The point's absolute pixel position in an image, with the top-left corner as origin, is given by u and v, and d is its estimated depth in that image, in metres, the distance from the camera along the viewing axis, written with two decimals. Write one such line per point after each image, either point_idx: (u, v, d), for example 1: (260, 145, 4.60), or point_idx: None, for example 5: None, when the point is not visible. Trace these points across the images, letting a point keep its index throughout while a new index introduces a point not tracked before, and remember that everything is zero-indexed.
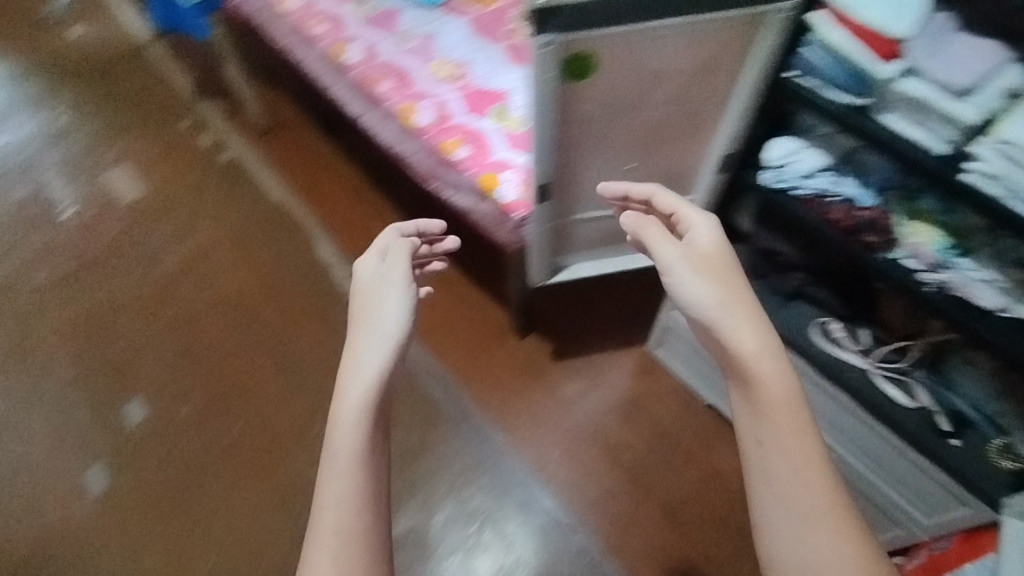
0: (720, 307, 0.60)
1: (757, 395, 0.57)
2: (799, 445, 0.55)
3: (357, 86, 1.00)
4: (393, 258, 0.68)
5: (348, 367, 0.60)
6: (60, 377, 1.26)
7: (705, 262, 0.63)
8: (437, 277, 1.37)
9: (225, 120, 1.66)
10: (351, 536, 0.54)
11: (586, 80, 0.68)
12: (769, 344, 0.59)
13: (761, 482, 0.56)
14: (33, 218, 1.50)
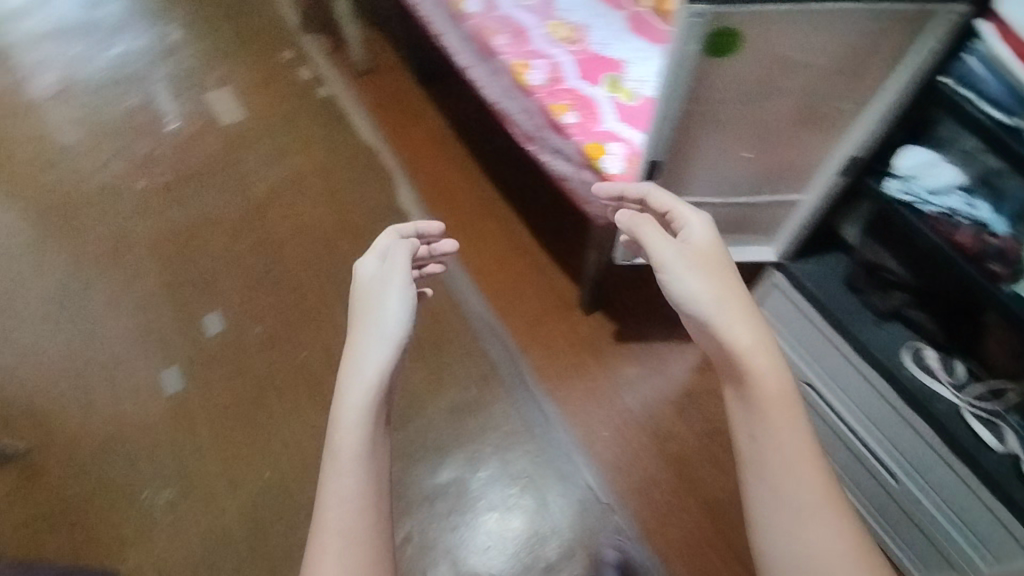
0: (714, 302, 0.67)
1: (753, 391, 0.63)
2: (790, 438, 0.61)
3: (471, 35, 0.98)
4: (393, 260, 0.75)
5: (349, 372, 0.66)
6: (150, 279, 1.34)
7: (699, 259, 0.70)
8: (512, 240, 1.38)
9: (327, 56, 1.69)
10: (355, 532, 0.60)
11: (727, 59, 0.65)
12: (762, 340, 0.65)
13: (757, 473, 0.62)
14: (139, 126, 1.58)
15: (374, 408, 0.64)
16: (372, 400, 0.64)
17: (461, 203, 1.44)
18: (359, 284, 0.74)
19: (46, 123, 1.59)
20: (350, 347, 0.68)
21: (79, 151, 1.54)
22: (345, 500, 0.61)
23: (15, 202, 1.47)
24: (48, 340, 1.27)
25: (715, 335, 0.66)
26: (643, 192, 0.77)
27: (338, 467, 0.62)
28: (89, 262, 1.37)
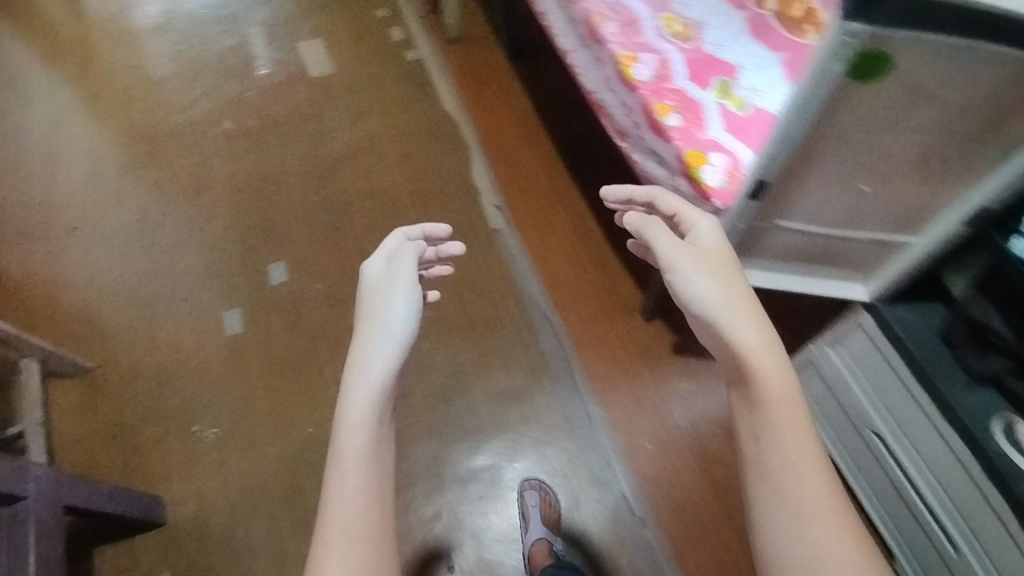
0: (721, 303, 0.64)
1: (758, 395, 0.60)
2: (792, 442, 0.59)
3: (579, 17, 0.93)
4: (400, 261, 0.72)
5: (353, 374, 0.65)
6: (225, 221, 1.37)
7: (709, 260, 0.67)
8: (581, 235, 1.34)
9: (421, 20, 1.68)
10: (357, 537, 0.59)
11: (870, 85, 0.56)
12: (766, 342, 0.62)
13: (758, 476, 0.59)
14: (233, 67, 1.61)
15: (377, 412, 0.64)
16: (376, 403, 0.64)
17: (535, 188, 1.41)
18: (366, 286, 0.72)
19: (146, 53, 1.64)
20: (354, 350, 0.67)
21: (173, 85, 1.58)
22: (348, 503, 0.60)
23: (108, 126, 1.52)
24: (123, 265, 1.32)
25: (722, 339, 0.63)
26: (652, 195, 0.74)
27: (342, 466, 0.62)
28: (169, 196, 1.41)
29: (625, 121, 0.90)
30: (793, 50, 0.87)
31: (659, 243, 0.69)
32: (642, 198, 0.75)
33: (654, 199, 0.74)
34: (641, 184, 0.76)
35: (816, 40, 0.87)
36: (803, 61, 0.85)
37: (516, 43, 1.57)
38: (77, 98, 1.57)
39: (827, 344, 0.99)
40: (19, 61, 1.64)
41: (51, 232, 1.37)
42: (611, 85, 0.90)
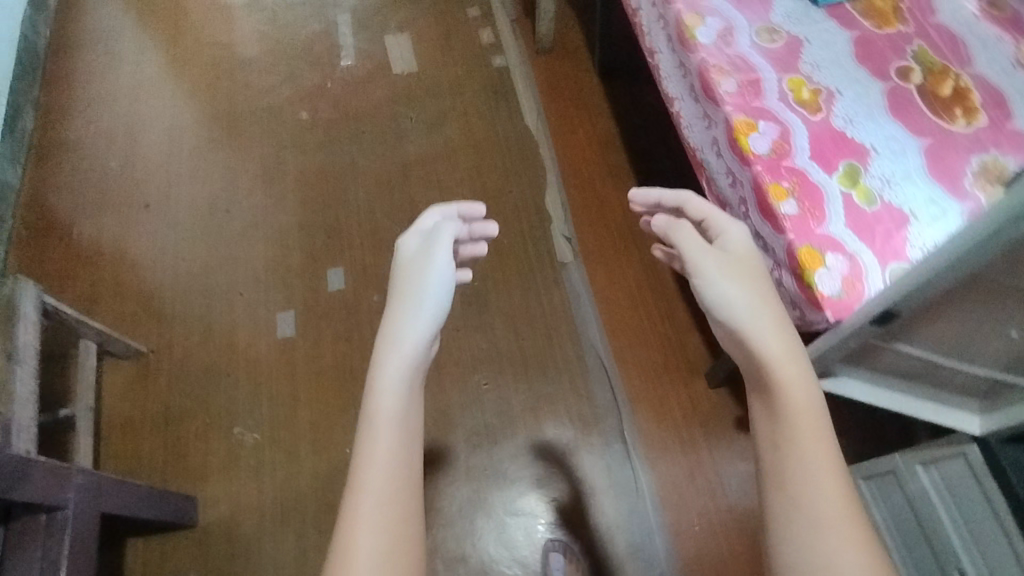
0: (747, 308, 0.64)
1: (778, 400, 0.59)
2: (813, 454, 0.56)
3: (694, 69, 0.84)
4: (436, 238, 0.71)
5: (388, 341, 0.65)
6: (291, 216, 1.35)
7: (738, 267, 0.66)
8: (652, 281, 1.26)
9: (512, 24, 1.60)
10: (388, 502, 0.57)
11: None
12: (792, 350, 0.61)
13: (776, 485, 0.56)
14: (317, 54, 1.57)
15: (410, 382, 0.63)
16: (409, 372, 0.63)
17: (609, 223, 1.33)
18: (399, 263, 0.72)
19: (234, 30, 1.63)
20: (385, 323, 0.66)
21: (257, 67, 1.56)
22: (383, 467, 0.58)
23: (191, 103, 1.52)
24: (189, 250, 1.32)
25: (749, 346, 0.62)
26: (681, 199, 0.75)
27: (371, 433, 0.60)
28: (241, 183, 1.40)
29: (730, 191, 0.81)
30: (937, 135, 0.75)
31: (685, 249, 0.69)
32: (671, 203, 0.75)
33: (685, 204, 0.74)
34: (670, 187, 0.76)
35: (967, 128, 0.76)
36: (948, 150, 0.74)
37: (609, 61, 1.47)
38: (164, 69, 1.57)
39: (918, 462, 0.85)
40: (113, 24, 1.65)
41: (124, 206, 1.38)
42: (719, 148, 0.81)
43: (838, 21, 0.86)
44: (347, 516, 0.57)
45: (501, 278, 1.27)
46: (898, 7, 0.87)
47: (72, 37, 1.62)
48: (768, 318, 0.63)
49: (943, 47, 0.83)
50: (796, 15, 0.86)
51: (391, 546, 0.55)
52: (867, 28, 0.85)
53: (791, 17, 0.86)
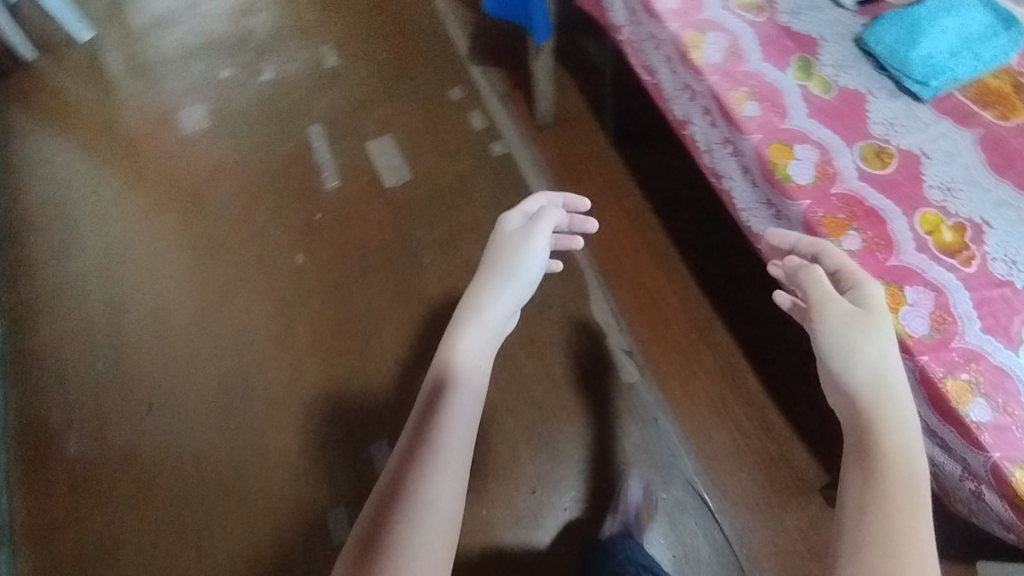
0: (864, 362, 0.50)
1: (872, 457, 0.45)
2: (910, 531, 0.41)
3: (797, 220, 0.68)
4: (541, 220, 0.69)
5: (483, 294, 0.61)
6: (313, 385, 1.19)
7: (869, 326, 0.52)
8: (733, 383, 1.13)
9: (503, 99, 1.43)
10: (463, 418, 0.51)
11: None
12: (910, 420, 0.47)
13: (853, 551, 0.41)
14: (295, 179, 1.39)
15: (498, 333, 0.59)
16: (496, 333, 0.60)
17: (668, 322, 1.19)
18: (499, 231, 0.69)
19: (198, 168, 1.44)
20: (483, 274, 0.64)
21: (233, 208, 1.38)
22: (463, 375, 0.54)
23: (171, 268, 1.34)
24: (210, 453, 1.16)
25: (856, 403, 0.48)
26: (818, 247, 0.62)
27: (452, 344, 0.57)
28: (248, 357, 1.23)
29: None
30: None
31: (808, 292, 0.57)
32: (807, 250, 0.63)
33: (818, 253, 0.62)
34: (805, 237, 0.65)
35: None
36: None
37: (624, 128, 1.31)
38: (131, 234, 1.39)
39: None
40: (62, 188, 1.47)
41: (124, 414, 1.21)
42: None
43: (953, 118, 0.70)
44: (419, 414, 0.52)
45: (566, 416, 1.14)
46: (1017, 83, 0.71)
47: (22, 216, 1.45)
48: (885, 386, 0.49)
49: None
50: (899, 120, 0.71)
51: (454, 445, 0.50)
52: (991, 121, 0.69)
53: (895, 124, 0.70)
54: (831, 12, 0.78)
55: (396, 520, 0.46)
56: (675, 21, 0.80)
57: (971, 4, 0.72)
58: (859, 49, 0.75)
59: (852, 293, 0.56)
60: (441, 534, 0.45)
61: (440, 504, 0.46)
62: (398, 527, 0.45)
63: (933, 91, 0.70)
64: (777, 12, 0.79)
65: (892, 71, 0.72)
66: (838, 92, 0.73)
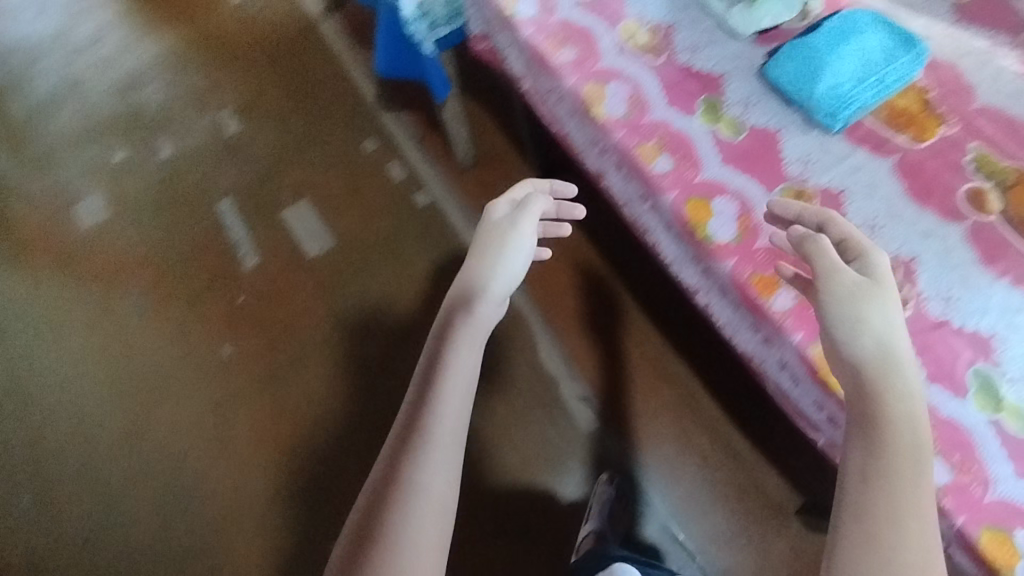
0: (876, 336, 0.50)
1: (875, 429, 0.46)
2: (907, 501, 0.43)
3: (726, 280, 0.65)
4: (528, 210, 0.64)
5: (467, 296, 0.58)
6: (263, 487, 1.13)
7: (878, 298, 0.51)
8: (694, 414, 1.11)
9: (419, 145, 1.37)
10: (452, 419, 0.50)
11: None
12: (911, 389, 0.48)
13: (852, 521, 0.43)
14: (213, 266, 1.32)
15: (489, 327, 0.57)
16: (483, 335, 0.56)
17: (620, 361, 1.17)
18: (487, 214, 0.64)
19: (104, 266, 1.35)
20: (470, 261, 0.61)
21: (149, 307, 1.30)
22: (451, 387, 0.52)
23: (93, 382, 1.26)
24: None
25: (860, 376, 0.49)
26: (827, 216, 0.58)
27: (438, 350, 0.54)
28: (190, 466, 1.17)
29: (822, 423, 0.63)
30: None
31: (815, 262, 0.54)
32: (814, 220, 0.58)
33: (824, 223, 0.58)
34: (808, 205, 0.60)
35: None
36: None
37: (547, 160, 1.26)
38: (41, 350, 1.29)
39: None
40: None
41: (62, 552, 1.13)
42: (791, 373, 0.63)
43: (867, 147, 0.67)
44: (409, 406, 0.52)
45: (530, 474, 1.13)
46: (926, 100, 0.69)
47: None
48: (894, 363, 0.49)
49: (1007, 142, 0.66)
50: (815, 156, 0.67)
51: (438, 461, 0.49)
52: (905, 145, 0.67)
53: (811, 161, 0.67)
54: (729, 45, 0.74)
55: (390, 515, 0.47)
56: (573, 75, 0.75)
57: (868, 24, 0.70)
58: (763, 82, 0.71)
59: (858, 264, 0.54)
60: (427, 555, 0.46)
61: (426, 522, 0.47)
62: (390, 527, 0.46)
63: (843, 122, 0.67)
64: (674, 53, 0.75)
65: (801, 104, 0.69)
66: (749, 132, 0.69)
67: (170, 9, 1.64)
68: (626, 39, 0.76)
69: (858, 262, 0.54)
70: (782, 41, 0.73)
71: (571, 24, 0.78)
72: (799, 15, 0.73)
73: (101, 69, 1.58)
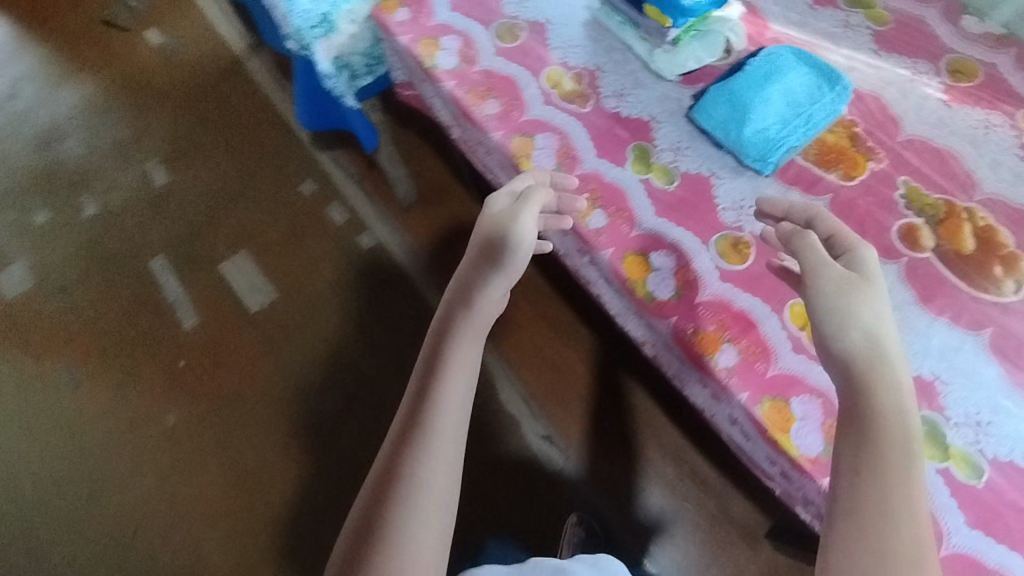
0: (864, 327, 0.52)
1: (865, 423, 0.50)
2: (900, 490, 0.47)
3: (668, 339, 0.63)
4: (529, 204, 0.62)
5: (465, 294, 0.60)
6: (219, 562, 1.08)
7: (862, 290, 0.53)
8: (657, 442, 1.12)
9: (359, 184, 1.33)
10: (452, 413, 0.55)
11: None
12: (899, 383, 0.51)
13: (847, 511, 0.48)
14: (150, 329, 1.26)
15: (487, 326, 0.60)
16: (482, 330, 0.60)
17: (581, 394, 1.16)
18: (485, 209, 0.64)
19: (31, 338, 1.27)
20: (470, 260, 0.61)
21: (83, 378, 1.23)
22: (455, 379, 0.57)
23: (28, 466, 1.18)
24: None
25: (849, 368, 0.52)
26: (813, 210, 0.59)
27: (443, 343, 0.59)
28: (140, 547, 1.11)
29: (775, 476, 0.61)
30: (996, 316, 0.59)
31: (804, 257, 0.56)
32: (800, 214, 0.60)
33: (812, 217, 0.59)
34: (794, 201, 0.62)
35: (1018, 291, 0.60)
36: (1015, 338, 0.58)
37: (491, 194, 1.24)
38: None
39: None
40: None
41: None
42: (742, 429, 0.61)
43: (800, 188, 0.66)
44: (408, 406, 0.57)
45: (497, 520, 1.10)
46: (853, 134, 0.68)
47: None
48: (885, 358, 0.52)
49: (935, 173, 0.66)
50: (748, 200, 0.66)
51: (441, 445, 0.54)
52: (837, 183, 0.66)
53: (745, 206, 0.66)
54: (655, 87, 0.72)
55: (389, 511, 0.51)
56: (499, 129, 0.72)
57: (791, 62, 0.69)
58: (692, 125, 0.70)
59: (846, 258, 0.56)
60: (429, 530, 0.51)
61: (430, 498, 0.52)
62: (391, 523, 0.51)
63: (774, 163, 0.66)
64: (601, 98, 0.73)
65: (730, 147, 0.67)
66: (681, 180, 0.68)
67: (83, 53, 1.55)
68: (552, 87, 0.74)
69: (846, 256, 0.56)
70: (706, 80, 0.72)
71: (494, 73, 0.75)
72: (722, 53, 0.72)
73: (12, 123, 1.49)
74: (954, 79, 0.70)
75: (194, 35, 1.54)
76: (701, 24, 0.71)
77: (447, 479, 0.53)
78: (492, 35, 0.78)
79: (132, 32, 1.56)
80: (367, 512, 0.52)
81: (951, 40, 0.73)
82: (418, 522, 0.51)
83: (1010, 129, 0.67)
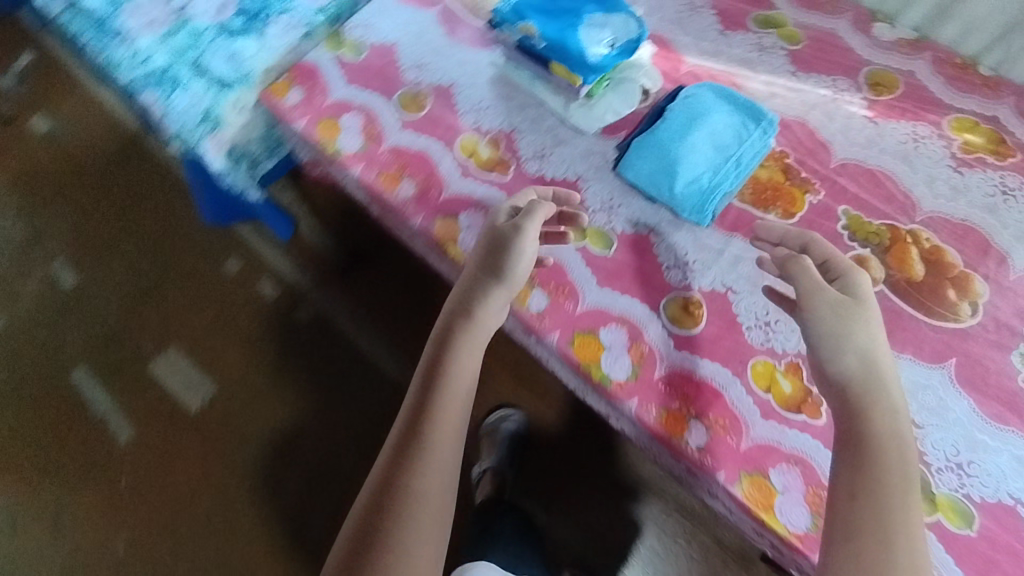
0: (860, 349, 0.52)
1: (862, 442, 0.49)
2: (897, 513, 0.46)
3: (631, 422, 0.58)
4: (528, 216, 0.59)
5: (461, 305, 0.58)
6: None
7: (859, 318, 0.52)
8: (638, 477, 1.08)
9: (288, 253, 1.24)
10: (450, 426, 0.53)
11: None
12: (896, 406, 0.50)
13: (844, 535, 0.46)
14: (81, 449, 1.15)
15: (486, 336, 0.58)
16: (480, 343, 0.57)
17: (554, 439, 1.12)
18: (487, 223, 0.62)
19: None
20: (470, 273, 0.59)
21: (14, 515, 1.12)
22: (453, 392, 0.55)
23: None
24: None
25: (845, 394, 0.51)
26: (809, 238, 0.57)
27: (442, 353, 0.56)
28: None
29: (763, 544, 0.58)
30: (957, 344, 0.57)
31: (798, 283, 0.55)
32: (796, 242, 0.58)
33: (807, 244, 0.57)
34: (789, 227, 0.60)
35: (975, 313, 0.58)
36: (981, 364, 0.57)
37: None
38: None
39: None
40: None
41: None
42: (723, 506, 0.57)
43: (741, 232, 0.63)
44: (407, 415, 0.55)
45: None
46: (786, 167, 0.66)
47: None
48: (886, 381, 0.51)
49: (873, 197, 0.64)
50: (693, 253, 0.63)
51: (439, 460, 0.52)
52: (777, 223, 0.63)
53: (690, 262, 0.62)
54: (577, 143, 0.68)
55: (386, 526, 0.50)
56: (418, 213, 0.66)
57: (712, 102, 0.65)
58: (622, 180, 0.66)
59: (839, 283, 0.55)
60: (423, 549, 0.49)
61: (426, 514, 0.50)
62: (388, 539, 0.49)
63: (711, 214, 0.63)
64: (523, 161, 0.68)
65: (664, 201, 0.64)
66: (618, 243, 0.64)
67: None
68: (468, 156, 0.69)
69: (841, 282, 0.55)
70: (628, 129, 0.68)
71: (403, 149, 0.70)
72: (640, 98, 0.68)
73: None
74: (876, 93, 0.68)
75: (82, 115, 1.42)
76: (613, 73, 0.68)
77: (445, 494, 0.51)
78: (396, 106, 0.72)
79: (12, 120, 1.43)
80: (363, 525, 0.50)
81: (867, 51, 0.71)
82: (416, 535, 0.49)
83: (938, 139, 0.66)
